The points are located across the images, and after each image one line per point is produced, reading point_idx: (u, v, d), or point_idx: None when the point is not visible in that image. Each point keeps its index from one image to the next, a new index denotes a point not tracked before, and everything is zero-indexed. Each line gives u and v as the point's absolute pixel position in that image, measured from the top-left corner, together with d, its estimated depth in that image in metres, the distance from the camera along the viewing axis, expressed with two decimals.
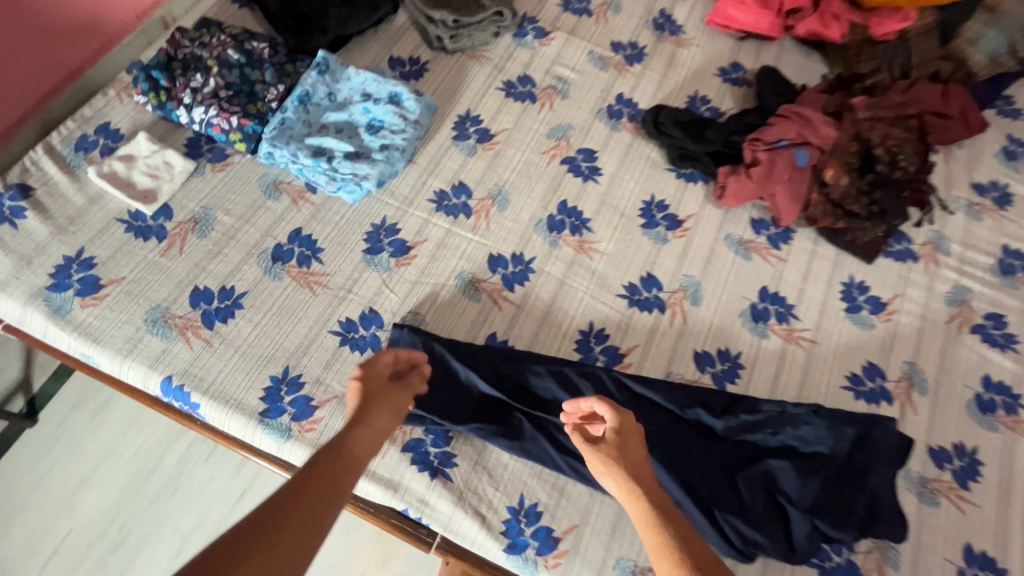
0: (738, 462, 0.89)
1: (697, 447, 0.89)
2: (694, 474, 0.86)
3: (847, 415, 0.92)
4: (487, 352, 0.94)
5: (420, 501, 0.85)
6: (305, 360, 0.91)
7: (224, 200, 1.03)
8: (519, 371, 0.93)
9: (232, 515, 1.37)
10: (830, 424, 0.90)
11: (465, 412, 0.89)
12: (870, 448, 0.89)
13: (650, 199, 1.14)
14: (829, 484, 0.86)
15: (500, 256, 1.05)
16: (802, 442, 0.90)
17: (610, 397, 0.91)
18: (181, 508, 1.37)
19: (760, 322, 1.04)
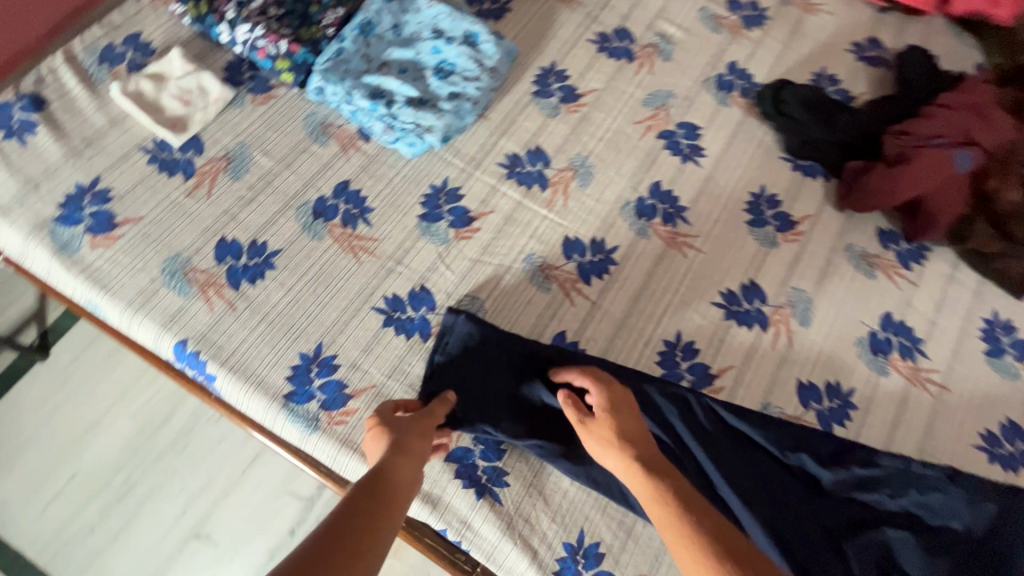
0: (847, 526, 0.73)
1: (798, 501, 0.73)
2: (795, 535, 0.71)
3: (987, 486, 0.75)
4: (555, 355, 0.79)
5: (462, 522, 0.72)
6: (341, 338, 0.77)
7: (263, 139, 0.88)
8: None
9: (239, 483, 1.26)
10: (970, 497, 0.74)
11: (524, 425, 0.75)
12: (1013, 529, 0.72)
13: (759, 191, 0.95)
14: (961, 569, 0.70)
15: (577, 240, 0.88)
16: (928, 511, 0.74)
17: (698, 427, 0.76)
18: (189, 467, 1.26)
19: (880, 355, 0.86)
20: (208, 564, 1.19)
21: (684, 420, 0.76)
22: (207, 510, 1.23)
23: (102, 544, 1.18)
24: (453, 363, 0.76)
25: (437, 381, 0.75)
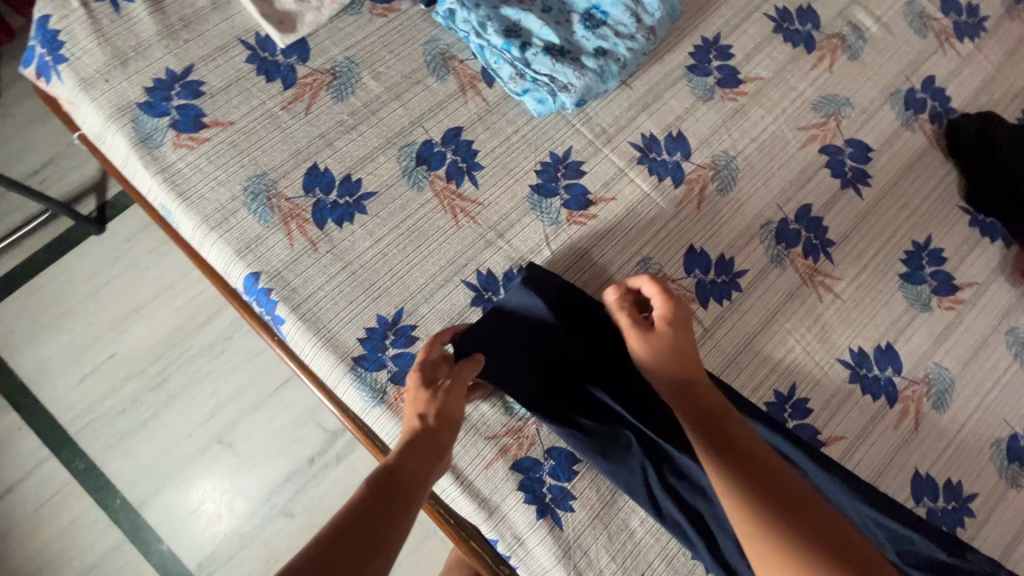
0: None
1: None
2: None
3: None
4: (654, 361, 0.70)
5: (516, 538, 0.65)
6: (423, 309, 0.69)
7: (376, 58, 0.76)
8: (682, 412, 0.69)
9: (271, 403, 1.23)
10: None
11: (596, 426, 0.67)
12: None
13: (923, 241, 0.81)
14: None
15: (703, 254, 0.76)
16: None
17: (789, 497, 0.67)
18: (225, 373, 1.23)
19: (1015, 464, 0.75)
20: (229, 473, 1.17)
21: None
22: (235, 420, 1.20)
23: (130, 429, 1.17)
24: (533, 336, 0.68)
25: (515, 359, 0.66)
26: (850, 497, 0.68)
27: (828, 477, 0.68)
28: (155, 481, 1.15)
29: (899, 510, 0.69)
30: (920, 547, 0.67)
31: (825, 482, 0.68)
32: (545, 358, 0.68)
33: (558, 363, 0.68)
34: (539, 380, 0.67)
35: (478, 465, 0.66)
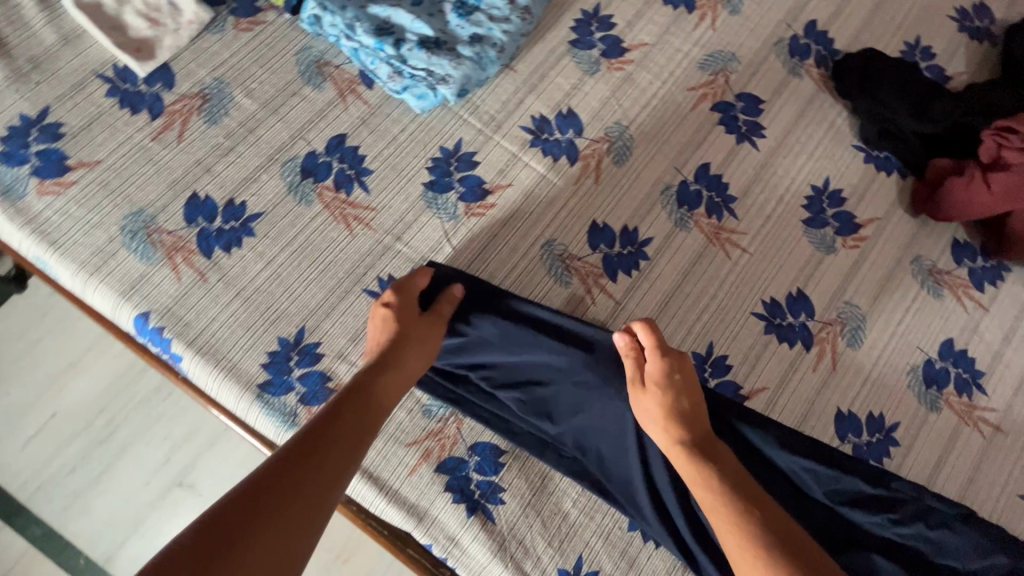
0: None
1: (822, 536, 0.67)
2: None
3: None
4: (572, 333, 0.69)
5: (450, 539, 0.65)
6: (326, 324, 0.68)
7: (247, 75, 0.74)
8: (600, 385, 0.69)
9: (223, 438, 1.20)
10: (980, 543, 0.67)
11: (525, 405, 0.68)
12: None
13: (822, 185, 0.82)
14: None
15: (607, 228, 0.76)
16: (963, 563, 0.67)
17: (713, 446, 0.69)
18: (172, 415, 1.18)
19: (934, 387, 0.77)
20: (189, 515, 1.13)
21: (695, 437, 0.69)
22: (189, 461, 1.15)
23: None
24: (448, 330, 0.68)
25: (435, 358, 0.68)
26: (772, 443, 0.69)
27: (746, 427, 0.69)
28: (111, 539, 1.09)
29: (824, 448, 0.70)
30: (846, 482, 0.68)
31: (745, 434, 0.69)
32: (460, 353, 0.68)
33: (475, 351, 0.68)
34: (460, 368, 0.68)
35: (402, 472, 0.65)
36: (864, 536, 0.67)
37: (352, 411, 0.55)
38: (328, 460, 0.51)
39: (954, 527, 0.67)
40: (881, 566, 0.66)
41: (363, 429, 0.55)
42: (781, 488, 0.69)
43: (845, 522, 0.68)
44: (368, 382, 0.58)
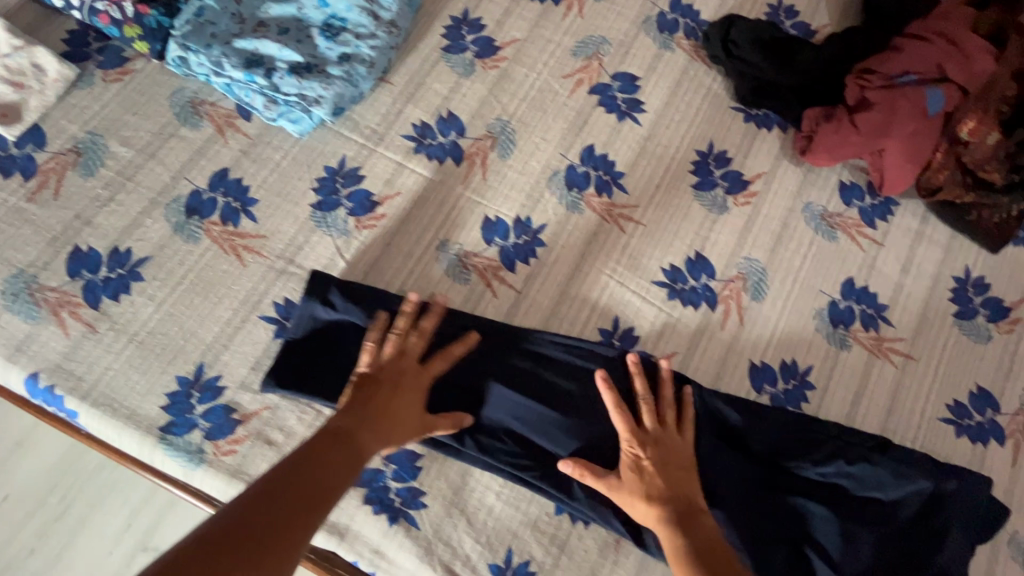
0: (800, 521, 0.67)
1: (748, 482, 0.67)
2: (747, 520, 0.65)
3: (941, 464, 0.70)
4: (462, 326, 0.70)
5: (375, 551, 0.64)
6: (225, 357, 0.67)
7: (120, 124, 0.74)
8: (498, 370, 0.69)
9: None
10: (897, 470, 0.68)
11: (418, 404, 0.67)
12: (965, 507, 0.68)
13: (707, 148, 0.83)
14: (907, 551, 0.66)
15: (499, 221, 0.77)
16: (881, 489, 0.68)
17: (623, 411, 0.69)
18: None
19: (841, 327, 0.78)
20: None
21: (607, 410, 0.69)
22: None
23: None
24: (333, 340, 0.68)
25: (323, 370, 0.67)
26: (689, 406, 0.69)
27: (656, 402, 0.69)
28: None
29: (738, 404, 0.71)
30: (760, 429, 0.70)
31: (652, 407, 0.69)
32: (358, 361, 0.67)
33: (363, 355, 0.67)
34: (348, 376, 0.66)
35: None
36: (787, 483, 0.68)
37: (325, 452, 0.54)
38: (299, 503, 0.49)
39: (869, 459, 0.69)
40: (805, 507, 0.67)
41: (337, 470, 0.53)
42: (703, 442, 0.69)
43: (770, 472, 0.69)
44: (350, 427, 0.57)
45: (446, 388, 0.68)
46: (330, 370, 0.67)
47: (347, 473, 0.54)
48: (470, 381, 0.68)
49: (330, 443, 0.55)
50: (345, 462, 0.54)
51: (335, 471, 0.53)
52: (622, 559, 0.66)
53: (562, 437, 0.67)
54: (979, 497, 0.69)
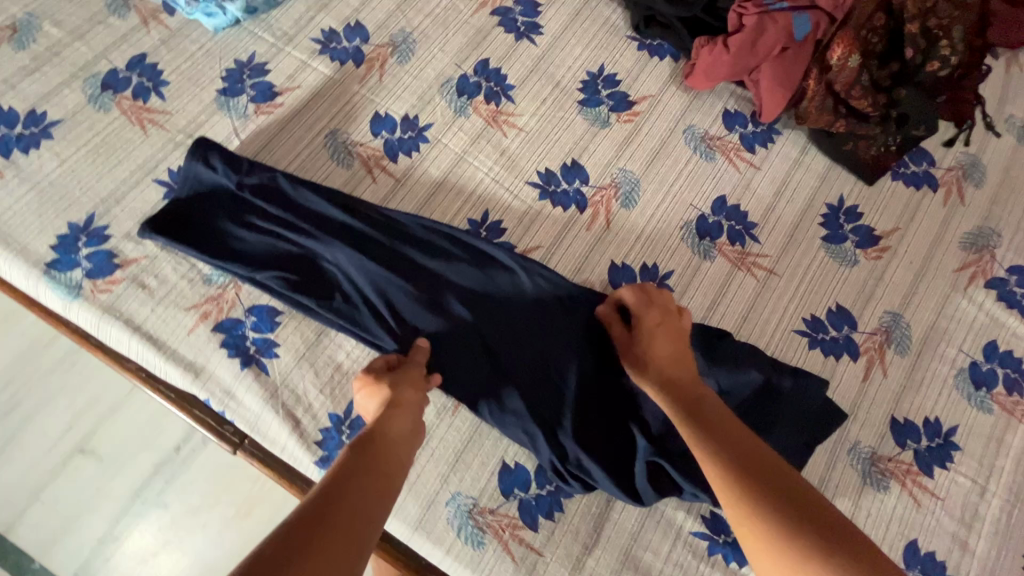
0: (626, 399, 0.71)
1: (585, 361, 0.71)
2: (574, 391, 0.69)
3: (779, 363, 0.72)
4: (340, 203, 0.74)
5: (225, 392, 0.69)
6: (115, 210, 0.74)
7: (56, 9, 0.83)
8: (369, 244, 0.73)
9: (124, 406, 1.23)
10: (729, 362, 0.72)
11: (286, 265, 0.71)
12: (794, 405, 0.71)
13: (597, 70, 0.88)
14: None
15: (388, 117, 0.83)
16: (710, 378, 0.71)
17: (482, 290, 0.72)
18: (75, 385, 1.20)
19: (706, 239, 0.81)
20: (94, 479, 1.15)
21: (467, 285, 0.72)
22: (93, 426, 1.18)
23: None
24: (217, 204, 0.73)
25: (204, 228, 0.72)
26: (548, 292, 0.73)
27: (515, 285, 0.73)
28: (19, 499, 1.12)
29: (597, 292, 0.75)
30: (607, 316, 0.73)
31: (510, 290, 0.73)
32: (241, 220, 0.73)
33: (241, 218, 0.73)
34: (225, 236, 0.72)
35: (181, 333, 0.70)
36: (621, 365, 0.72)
37: (381, 457, 0.55)
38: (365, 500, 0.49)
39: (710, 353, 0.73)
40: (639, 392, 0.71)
41: (390, 477, 0.54)
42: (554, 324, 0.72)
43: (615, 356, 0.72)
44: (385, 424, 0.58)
45: (314, 258, 0.72)
46: (212, 223, 0.72)
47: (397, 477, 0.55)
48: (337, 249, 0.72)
49: (377, 449, 0.55)
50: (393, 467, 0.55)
51: (373, 484, 0.51)
52: (458, 422, 0.70)
53: (417, 309, 0.70)
54: (810, 398, 0.71)
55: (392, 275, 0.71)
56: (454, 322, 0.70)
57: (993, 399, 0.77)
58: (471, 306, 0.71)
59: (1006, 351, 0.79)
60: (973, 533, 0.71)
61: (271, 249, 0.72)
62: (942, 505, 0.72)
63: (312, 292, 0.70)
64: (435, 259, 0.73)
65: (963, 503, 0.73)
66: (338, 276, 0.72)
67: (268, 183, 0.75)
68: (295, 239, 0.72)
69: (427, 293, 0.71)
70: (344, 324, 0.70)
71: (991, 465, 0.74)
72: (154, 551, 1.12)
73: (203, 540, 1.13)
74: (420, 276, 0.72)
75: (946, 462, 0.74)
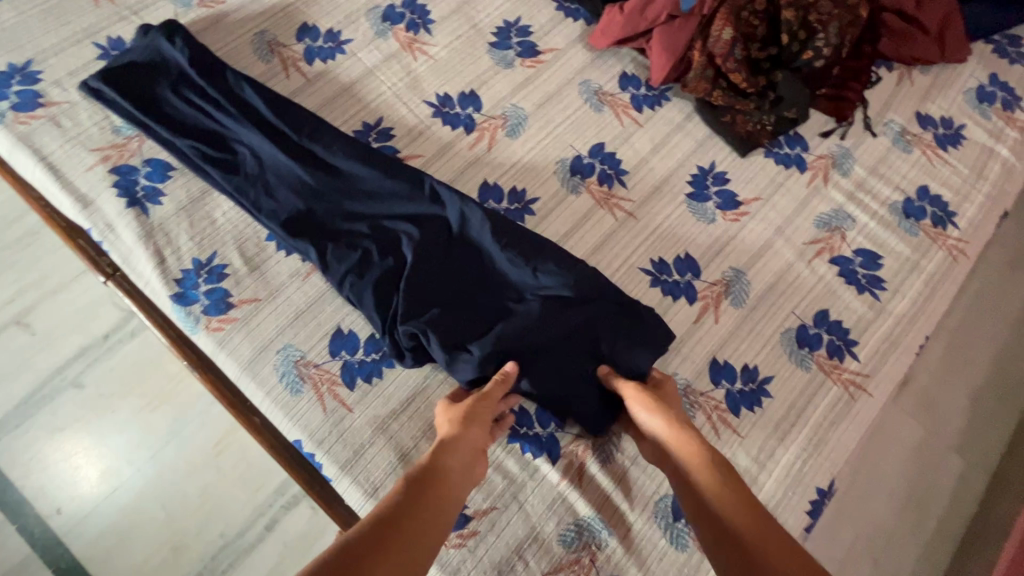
0: (467, 292, 0.75)
1: (439, 253, 0.77)
2: (422, 279, 0.75)
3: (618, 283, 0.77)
4: (264, 93, 0.82)
5: (107, 225, 0.77)
6: (52, 60, 0.84)
7: None
8: (281, 133, 0.81)
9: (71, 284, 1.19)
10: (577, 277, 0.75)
11: (201, 136, 0.81)
12: (613, 325, 0.75)
13: (513, 20, 0.97)
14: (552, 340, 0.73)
15: (315, 28, 0.92)
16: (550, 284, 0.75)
17: (370, 184, 0.80)
18: (27, 261, 1.19)
19: (577, 176, 0.88)
20: (22, 350, 1.13)
21: (361, 179, 0.80)
22: (34, 301, 1.16)
23: None
24: (154, 74, 0.83)
25: (138, 90, 0.81)
26: (423, 193, 0.80)
27: (394, 181, 0.79)
28: None
29: (467, 197, 0.79)
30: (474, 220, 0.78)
31: (388, 185, 0.79)
32: (170, 92, 0.82)
33: (175, 89, 0.82)
34: (156, 101, 0.82)
35: (80, 168, 0.79)
36: (473, 264, 0.77)
37: (430, 489, 0.59)
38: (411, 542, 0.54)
39: (555, 269, 0.75)
40: (479, 294, 0.75)
41: (445, 507, 0.59)
42: (426, 225, 0.78)
43: (468, 258, 0.77)
44: (441, 457, 0.62)
45: (229, 135, 0.81)
46: (145, 90, 0.81)
47: (449, 504, 0.60)
48: (250, 130, 0.80)
49: (432, 482, 0.60)
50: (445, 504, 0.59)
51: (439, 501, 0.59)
52: (306, 286, 0.77)
53: (303, 188, 0.79)
54: (633, 320, 0.76)
55: (295, 160, 0.79)
56: (328, 200, 0.79)
57: (814, 360, 0.82)
58: (348, 195, 0.79)
59: (835, 320, 0.84)
60: (766, 471, 0.75)
61: (195, 122, 0.81)
62: (741, 442, 0.76)
63: (218, 161, 0.79)
64: (334, 152, 0.80)
65: (763, 445, 0.77)
66: (239, 151, 0.81)
67: (195, 60, 0.82)
68: (215, 116, 0.81)
69: (320, 179, 0.79)
70: (232, 191, 0.78)
71: (798, 416, 0.79)
72: (60, 426, 1.09)
73: (110, 424, 1.10)
74: (318, 165, 0.80)
75: (754, 406, 0.79)
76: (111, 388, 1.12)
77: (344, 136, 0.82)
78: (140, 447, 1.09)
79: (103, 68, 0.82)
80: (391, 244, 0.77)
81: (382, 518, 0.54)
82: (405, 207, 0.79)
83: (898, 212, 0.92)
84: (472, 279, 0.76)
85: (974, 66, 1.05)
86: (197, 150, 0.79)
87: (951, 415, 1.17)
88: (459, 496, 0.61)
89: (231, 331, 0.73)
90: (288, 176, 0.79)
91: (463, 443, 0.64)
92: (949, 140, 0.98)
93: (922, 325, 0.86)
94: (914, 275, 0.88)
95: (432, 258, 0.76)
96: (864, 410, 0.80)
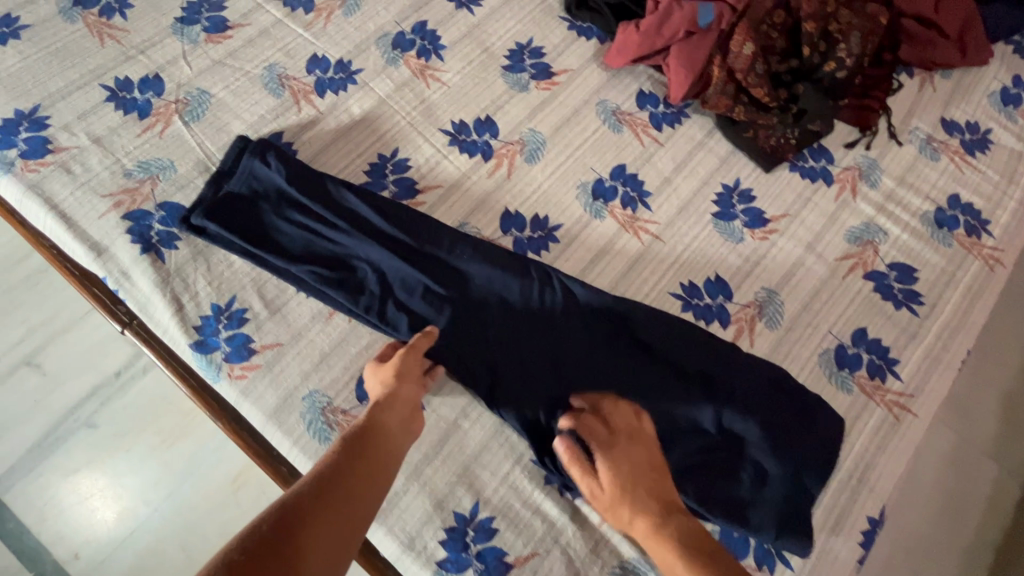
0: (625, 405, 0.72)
1: (597, 369, 0.73)
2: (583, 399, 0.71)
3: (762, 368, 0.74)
4: (366, 196, 0.78)
5: (122, 273, 0.75)
6: (59, 105, 0.82)
7: None
8: (398, 237, 0.77)
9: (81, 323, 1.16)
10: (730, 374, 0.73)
11: (318, 256, 0.76)
12: (773, 413, 0.72)
13: (525, 42, 0.96)
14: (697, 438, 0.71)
15: (324, 59, 0.91)
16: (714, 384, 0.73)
17: (512, 300, 0.75)
18: (36, 304, 1.17)
19: (600, 200, 0.86)
20: (34, 395, 1.10)
21: (495, 295, 0.75)
22: (44, 344, 1.14)
23: None
24: (255, 198, 0.78)
25: (242, 218, 0.76)
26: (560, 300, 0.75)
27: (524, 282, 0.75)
28: None
29: (612, 299, 0.76)
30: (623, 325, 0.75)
31: (521, 290, 0.75)
32: (271, 213, 0.77)
33: (276, 208, 0.77)
34: (263, 224, 0.76)
35: (93, 216, 0.77)
36: (634, 376, 0.73)
37: (361, 450, 0.58)
38: (346, 503, 0.53)
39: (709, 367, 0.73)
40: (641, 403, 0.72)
41: (386, 466, 0.59)
42: (575, 341, 0.74)
43: (620, 359, 0.73)
44: (378, 417, 0.62)
45: (346, 250, 0.76)
46: (245, 216, 0.76)
47: (389, 459, 0.60)
48: (368, 239, 0.76)
49: (370, 442, 0.59)
50: (382, 466, 0.59)
51: (377, 460, 0.59)
52: (329, 329, 0.75)
53: (434, 300, 0.74)
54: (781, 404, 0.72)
55: (423, 269, 0.75)
56: (467, 318, 0.74)
57: (855, 381, 0.79)
58: (490, 313, 0.75)
59: (874, 339, 0.82)
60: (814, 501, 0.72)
61: (304, 240, 0.76)
62: None
63: (344, 284, 0.74)
64: (462, 262, 0.76)
65: None
66: (360, 267, 0.76)
67: (293, 172, 0.78)
68: (329, 234, 0.76)
69: (454, 294, 0.75)
70: (358, 311, 0.73)
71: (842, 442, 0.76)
72: (76, 472, 1.06)
73: (125, 468, 1.07)
74: (446, 274, 0.76)
75: None
76: (126, 431, 1.10)
77: (466, 242, 0.78)
78: (157, 490, 1.06)
79: (201, 202, 0.77)
80: (546, 355, 0.73)
81: (320, 480, 0.54)
82: (551, 323, 0.74)
83: (930, 223, 0.89)
84: (633, 386, 0.72)
85: (996, 68, 1.03)
86: (315, 267, 0.74)
87: (986, 423, 1.14)
88: (395, 452, 0.61)
89: (254, 379, 0.71)
90: (420, 290, 0.74)
91: (397, 399, 0.64)
92: (976, 146, 0.96)
93: (962, 339, 0.83)
94: (951, 287, 0.86)
95: (586, 372, 0.72)
96: (910, 432, 0.77)
